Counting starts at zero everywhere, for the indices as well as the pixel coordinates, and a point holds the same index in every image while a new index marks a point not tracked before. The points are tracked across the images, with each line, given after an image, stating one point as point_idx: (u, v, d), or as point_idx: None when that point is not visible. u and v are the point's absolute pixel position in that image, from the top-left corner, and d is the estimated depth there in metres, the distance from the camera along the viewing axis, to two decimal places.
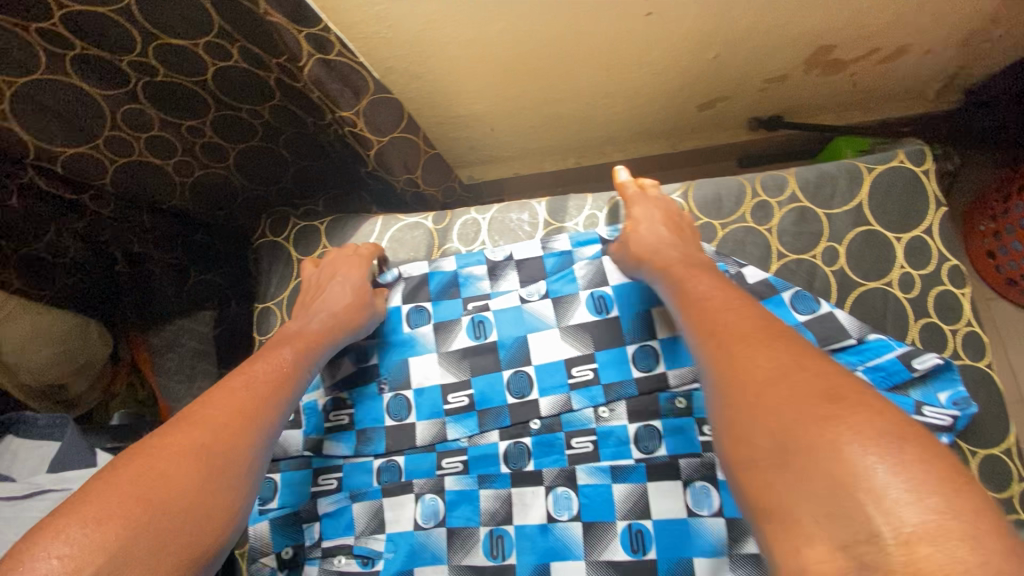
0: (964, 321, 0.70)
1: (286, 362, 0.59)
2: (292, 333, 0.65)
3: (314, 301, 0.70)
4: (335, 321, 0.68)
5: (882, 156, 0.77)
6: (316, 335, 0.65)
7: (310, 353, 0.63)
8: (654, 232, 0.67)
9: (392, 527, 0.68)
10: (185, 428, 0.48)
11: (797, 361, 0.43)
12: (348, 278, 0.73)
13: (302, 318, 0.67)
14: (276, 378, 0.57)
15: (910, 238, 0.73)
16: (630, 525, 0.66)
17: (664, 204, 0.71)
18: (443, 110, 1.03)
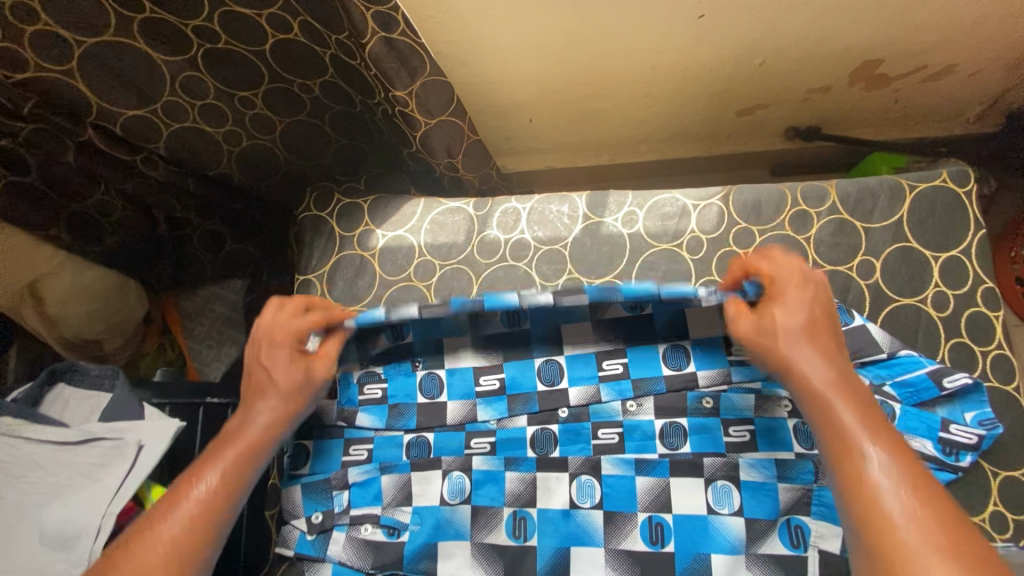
0: (995, 343, 0.70)
1: (216, 483, 0.51)
2: (231, 434, 0.55)
3: (258, 388, 0.58)
4: (280, 413, 0.57)
5: (926, 172, 0.77)
6: (260, 436, 0.55)
7: (249, 462, 0.53)
8: (805, 336, 0.52)
9: (419, 501, 0.70)
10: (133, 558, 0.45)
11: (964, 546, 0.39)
12: (278, 361, 0.58)
13: (244, 413, 0.56)
14: (208, 510, 0.49)
15: (947, 258, 0.73)
16: (650, 517, 0.68)
17: (815, 282, 0.55)
18: (486, 98, 1.04)
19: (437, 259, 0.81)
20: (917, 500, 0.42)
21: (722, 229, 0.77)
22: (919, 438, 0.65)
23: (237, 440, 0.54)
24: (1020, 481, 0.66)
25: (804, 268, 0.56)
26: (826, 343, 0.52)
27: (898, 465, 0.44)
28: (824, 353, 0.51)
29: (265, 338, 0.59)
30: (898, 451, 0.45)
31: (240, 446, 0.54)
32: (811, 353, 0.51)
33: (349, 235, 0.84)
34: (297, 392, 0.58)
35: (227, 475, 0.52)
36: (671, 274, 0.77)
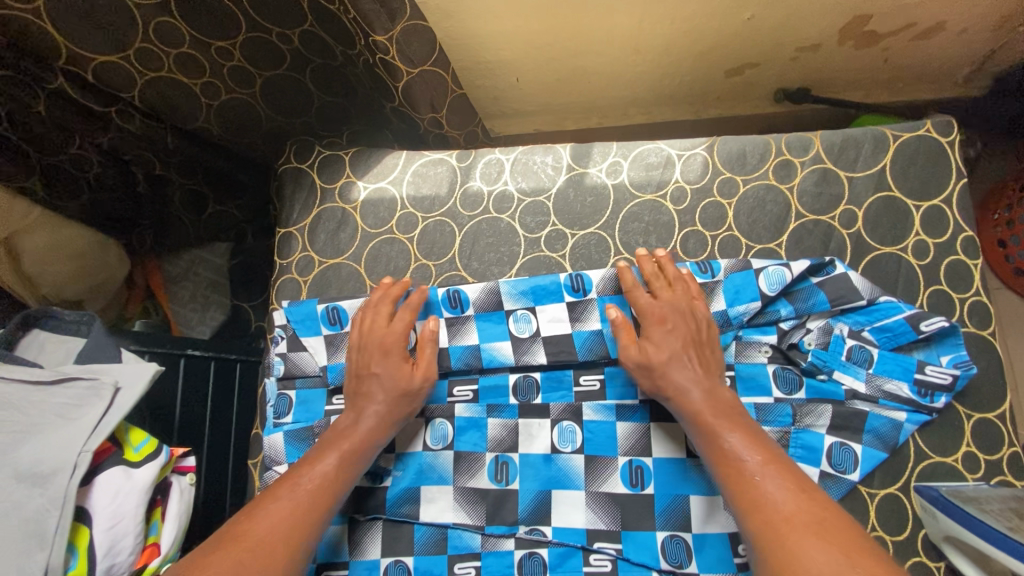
0: (973, 290, 0.71)
1: (328, 469, 0.60)
2: (343, 431, 0.64)
3: (367, 395, 0.66)
4: (386, 414, 0.65)
5: (910, 123, 0.77)
6: (364, 436, 0.64)
7: (355, 458, 0.62)
8: (677, 351, 0.64)
9: (402, 448, 0.71)
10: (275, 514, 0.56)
11: (805, 488, 0.54)
12: (389, 366, 0.67)
13: (354, 414, 0.65)
14: (320, 488, 0.59)
15: (929, 207, 0.73)
16: (630, 461, 0.69)
17: (682, 307, 0.66)
18: (471, 53, 1.02)
19: (420, 211, 0.80)
20: (782, 478, 0.54)
21: (706, 179, 0.77)
22: (894, 381, 0.67)
23: (344, 438, 0.63)
24: (993, 423, 0.66)
25: (682, 287, 0.68)
26: (691, 366, 0.63)
27: (759, 456, 0.56)
28: (693, 374, 0.63)
29: (372, 346, 0.68)
30: (757, 442, 0.58)
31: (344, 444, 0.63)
32: (685, 375, 0.63)
33: (330, 187, 0.82)
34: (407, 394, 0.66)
35: (337, 464, 0.61)
36: (655, 224, 0.76)
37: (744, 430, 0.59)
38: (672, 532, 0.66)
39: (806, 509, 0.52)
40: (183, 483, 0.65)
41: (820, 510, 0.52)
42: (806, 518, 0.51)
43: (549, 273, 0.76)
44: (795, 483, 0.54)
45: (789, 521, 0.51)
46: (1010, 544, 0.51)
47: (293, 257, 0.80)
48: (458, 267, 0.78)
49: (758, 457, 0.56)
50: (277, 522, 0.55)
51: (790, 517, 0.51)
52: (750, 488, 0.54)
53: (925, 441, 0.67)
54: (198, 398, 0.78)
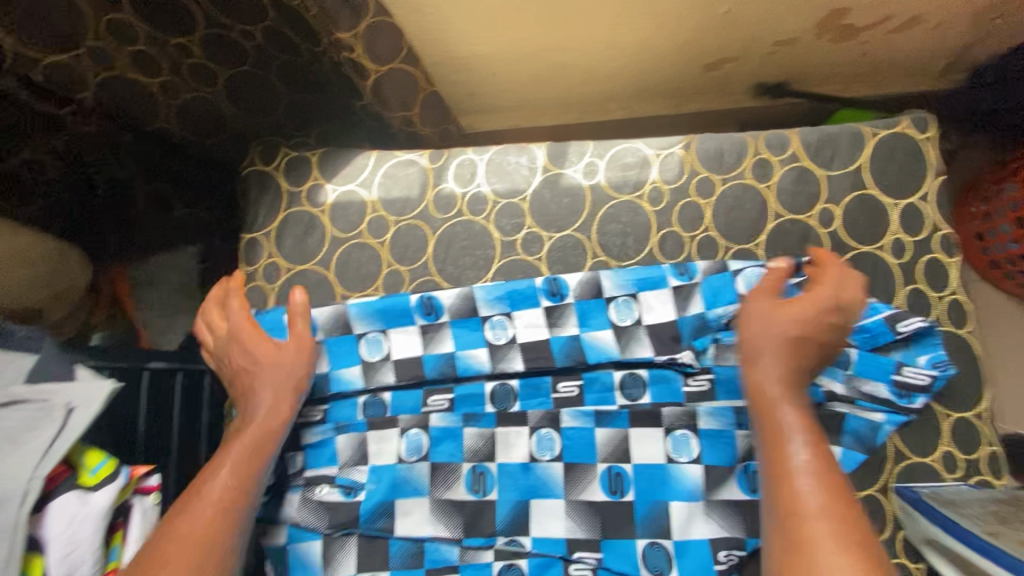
0: (950, 289, 0.71)
1: (227, 473, 0.57)
2: (236, 429, 0.62)
3: (251, 386, 0.64)
4: (277, 397, 0.64)
5: (887, 120, 0.76)
6: (263, 423, 0.62)
7: (257, 455, 0.60)
8: (772, 335, 0.58)
9: (375, 460, 0.69)
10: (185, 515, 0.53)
11: (849, 503, 0.47)
12: (252, 351, 0.66)
13: (244, 406, 0.64)
14: (234, 486, 0.56)
15: (906, 205, 0.73)
16: (610, 468, 0.68)
17: (819, 301, 0.60)
18: (443, 49, 0.98)
19: (391, 214, 0.77)
20: (829, 482, 0.48)
21: (684, 179, 0.75)
22: (873, 382, 0.67)
23: (242, 433, 0.61)
24: (970, 422, 0.67)
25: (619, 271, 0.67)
26: (781, 360, 0.57)
27: (820, 462, 0.50)
28: (778, 365, 0.57)
29: (242, 337, 0.67)
30: (824, 454, 0.51)
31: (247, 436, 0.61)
32: (771, 364, 0.57)
33: (297, 190, 0.79)
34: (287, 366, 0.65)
35: (236, 463, 0.58)
36: (632, 226, 0.75)
37: (813, 438, 0.52)
38: (652, 539, 0.65)
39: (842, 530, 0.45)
40: (146, 504, 0.61)
41: (864, 541, 0.45)
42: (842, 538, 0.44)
43: (526, 277, 0.74)
44: (845, 500, 0.47)
45: (820, 532, 0.45)
46: (978, 544, 0.53)
47: (259, 263, 0.77)
48: (432, 271, 0.76)
49: (816, 466, 0.50)
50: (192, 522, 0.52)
51: (823, 519, 0.46)
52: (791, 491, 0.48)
53: (904, 441, 0.67)
54: (164, 412, 0.75)
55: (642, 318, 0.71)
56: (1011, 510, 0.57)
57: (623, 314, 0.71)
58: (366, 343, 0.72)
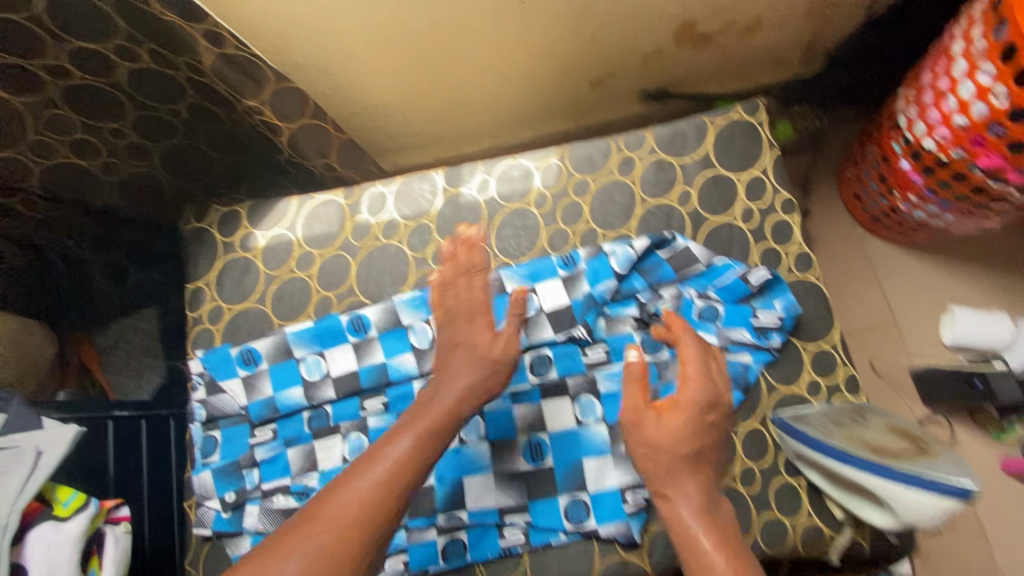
0: (795, 242, 0.83)
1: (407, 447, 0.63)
2: (425, 405, 0.68)
3: (450, 369, 0.71)
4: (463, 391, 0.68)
5: (726, 109, 0.89)
6: (448, 408, 0.67)
7: (436, 436, 0.65)
8: (677, 420, 0.68)
9: (323, 465, 0.77)
10: (359, 476, 0.59)
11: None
12: (472, 333, 0.72)
13: (439, 386, 0.69)
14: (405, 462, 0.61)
15: (749, 177, 0.86)
16: (530, 439, 0.77)
17: (704, 378, 0.71)
18: (352, 101, 1.09)
19: (315, 249, 0.87)
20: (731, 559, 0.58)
21: (562, 182, 0.88)
22: (736, 329, 0.78)
23: (425, 414, 0.66)
24: (828, 351, 0.78)
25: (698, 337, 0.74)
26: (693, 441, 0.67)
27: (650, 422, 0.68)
28: (685, 450, 0.66)
29: (460, 314, 0.74)
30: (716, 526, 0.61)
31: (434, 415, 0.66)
32: (681, 456, 0.66)
33: (230, 241, 0.89)
34: (489, 362, 0.71)
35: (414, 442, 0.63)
36: (524, 228, 0.87)
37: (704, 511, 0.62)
38: (572, 494, 0.75)
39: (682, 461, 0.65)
40: (117, 531, 0.70)
41: None
42: None
43: (438, 285, 0.84)
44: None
45: None
46: (831, 450, 0.66)
47: (203, 309, 0.86)
48: (356, 293, 0.84)
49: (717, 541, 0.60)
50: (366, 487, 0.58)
51: None
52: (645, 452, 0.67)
53: (773, 376, 0.78)
54: (132, 454, 0.84)
55: (541, 306, 0.82)
56: (848, 416, 0.71)
57: (525, 302, 0.82)
58: (305, 365, 0.80)
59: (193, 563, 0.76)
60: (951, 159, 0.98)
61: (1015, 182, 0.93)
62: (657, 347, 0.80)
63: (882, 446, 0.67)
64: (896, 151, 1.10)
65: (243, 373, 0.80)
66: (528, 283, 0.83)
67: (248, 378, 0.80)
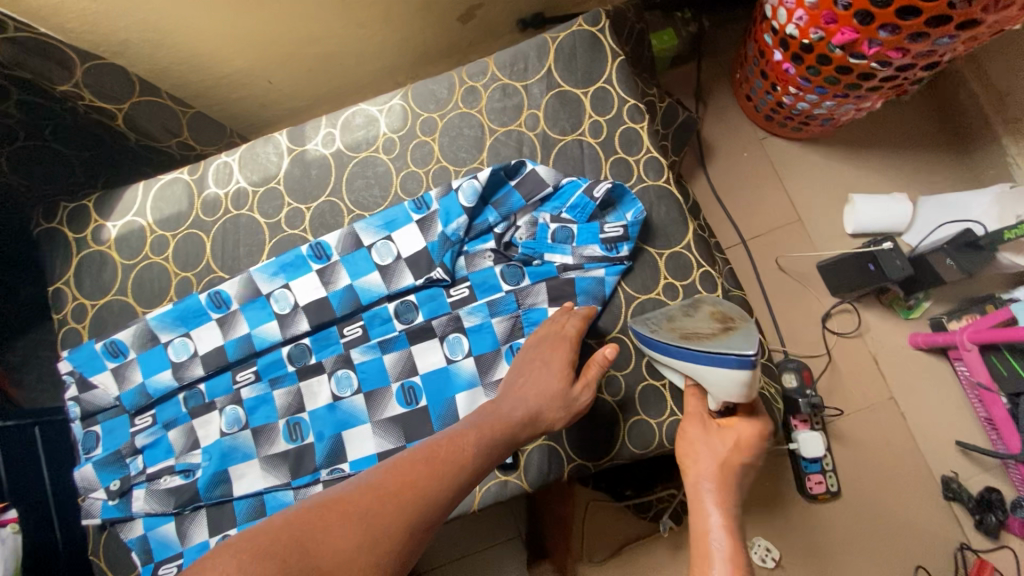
0: (645, 149, 0.81)
1: (467, 448, 0.58)
2: (496, 417, 0.63)
3: (521, 388, 0.67)
4: (539, 407, 0.65)
5: (567, 23, 0.86)
6: (512, 423, 0.62)
7: (492, 442, 0.60)
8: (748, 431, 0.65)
9: (205, 441, 0.78)
10: (424, 460, 0.55)
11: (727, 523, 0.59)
12: (548, 358, 0.69)
13: (512, 402, 0.65)
14: (456, 465, 0.56)
15: (595, 90, 0.83)
16: (403, 384, 0.78)
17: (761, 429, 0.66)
18: (203, 72, 1.03)
19: (169, 231, 0.85)
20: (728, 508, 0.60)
21: (408, 124, 0.85)
22: (588, 246, 0.78)
23: (492, 420, 0.62)
24: (682, 253, 0.79)
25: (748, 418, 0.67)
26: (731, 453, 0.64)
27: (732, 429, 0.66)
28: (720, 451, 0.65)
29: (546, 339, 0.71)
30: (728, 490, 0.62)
31: (494, 426, 0.61)
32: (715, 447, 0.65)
33: (82, 236, 0.86)
34: (565, 398, 0.67)
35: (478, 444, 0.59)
36: (375, 177, 0.84)
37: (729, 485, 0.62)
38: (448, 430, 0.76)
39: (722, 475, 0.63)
40: (2, 532, 0.72)
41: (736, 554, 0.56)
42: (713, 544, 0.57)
43: (294, 248, 0.82)
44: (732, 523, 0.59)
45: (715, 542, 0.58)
46: (649, 341, 0.69)
47: (66, 308, 0.85)
48: (215, 269, 0.83)
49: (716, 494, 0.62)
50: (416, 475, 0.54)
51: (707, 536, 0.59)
52: (696, 431, 0.67)
53: (631, 286, 0.78)
54: (27, 462, 0.84)
55: (399, 253, 0.81)
56: (679, 309, 0.72)
57: (384, 251, 0.81)
58: (172, 348, 0.80)
59: (95, 550, 0.78)
60: (813, 43, 0.93)
61: (872, 56, 0.88)
62: (517, 276, 0.79)
63: (694, 331, 0.67)
64: (769, 45, 1.05)
65: (112, 365, 0.80)
66: (383, 232, 0.81)
67: (118, 369, 0.80)
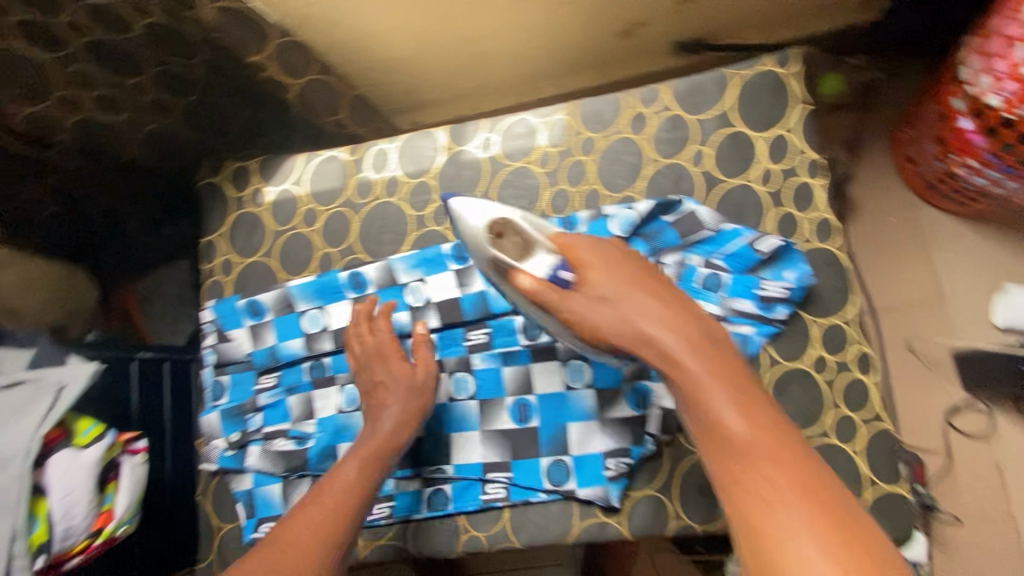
0: (818, 208, 0.76)
1: (348, 476, 0.66)
2: (364, 439, 0.70)
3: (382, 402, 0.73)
4: (404, 416, 0.72)
5: (752, 61, 0.81)
6: (381, 443, 0.70)
7: (372, 466, 0.68)
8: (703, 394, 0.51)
9: (320, 413, 0.81)
10: (315, 503, 0.63)
11: (794, 494, 0.44)
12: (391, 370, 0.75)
13: (373, 422, 0.72)
14: (343, 497, 0.64)
15: (772, 136, 0.78)
16: (517, 400, 0.77)
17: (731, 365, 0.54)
18: (366, 54, 1.04)
19: (320, 205, 0.88)
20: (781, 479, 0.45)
21: (568, 140, 0.83)
22: (740, 299, 0.74)
23: (365, 446, 0.70)
24: (840, 327, 0.73)
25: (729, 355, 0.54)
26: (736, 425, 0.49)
27: (668, 322, 0.57)
28: (727, 420, 0.49)
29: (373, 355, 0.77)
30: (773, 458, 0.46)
31: (374, 451, 0.69)
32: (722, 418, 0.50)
33: (242, 196, 0.91)
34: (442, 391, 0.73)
35: (358, 471, 0.67)
36: (524, 188, 0.84)
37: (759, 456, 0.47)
38: (555, 456, 0.75)
39: (770, 437, 0.48)
40: (133, 462, 0.75)
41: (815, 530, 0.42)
42: (793, 532, 0.42)
43: (435, 245, 0.83)
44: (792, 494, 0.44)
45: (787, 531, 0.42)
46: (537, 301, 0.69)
47: (216, 261, 0.90)
48: (357, 251, 0.86)
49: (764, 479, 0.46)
50: (312, 518, 0.61)
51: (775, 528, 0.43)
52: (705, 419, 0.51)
53: (777, 350, 0.74)
54: (154, 395, 0.90)
55: None
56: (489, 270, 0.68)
57: None
58: (307, 319, 0.83)
59: (204, 492, 0.83)
60: (1017, 120, 0.73)
61: None
62: None
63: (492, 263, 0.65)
64: (956, 109, 0.87)
65: (249, 324, 0.84)
66: None
67: (254, 328, 0.84)
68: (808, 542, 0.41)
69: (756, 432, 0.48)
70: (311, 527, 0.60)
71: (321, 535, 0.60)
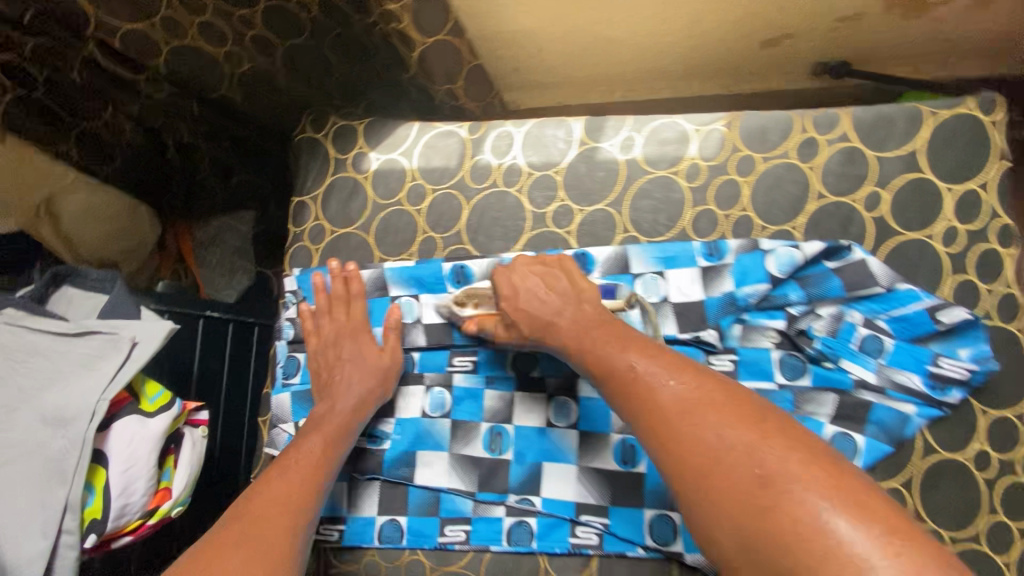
0: (1005, 281, 0.65)
1: (315, 449, 0.62)
2: (318, 420, 0.66)
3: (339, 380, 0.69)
4: (365, 396, 0.68)
5: (951, 100, 0.70)
6: (345, 419, 0.66)
7: (340, 441, 0.65)
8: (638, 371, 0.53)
9: (402, 413, 0.74)
10: (276, 478, 0.59)
11: (752, 441, 0.44)
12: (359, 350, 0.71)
13: (329, 401, 0.67)
14: (311, 472, 0.61)
15: (963, 191, 0.67)
16: (624, 439, 0.68)
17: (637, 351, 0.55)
18: (491, 22, 0.91)
19: (429, 183, 0.79)
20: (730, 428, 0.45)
21: (722, 157, 0.73)
22: (906, 372, 0.65)
23: (325, 423, 0.65)
24: (1014, 423, 0.62)
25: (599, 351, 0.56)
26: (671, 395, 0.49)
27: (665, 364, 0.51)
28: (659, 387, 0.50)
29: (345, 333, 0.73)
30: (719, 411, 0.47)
31: (325, 429, 0.65)
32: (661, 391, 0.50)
33: (343, 158, 0.82)
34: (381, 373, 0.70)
35: (324, 447, 0.63)
36: (666, 202, 0.74)
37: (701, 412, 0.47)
38: (660, 510, 0.65)
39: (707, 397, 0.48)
40: (195, 435, 0.68)
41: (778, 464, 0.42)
42: (762, 477, 0.41)
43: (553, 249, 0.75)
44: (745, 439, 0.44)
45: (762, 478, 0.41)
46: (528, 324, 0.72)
47: (305, 225, 0.82)
48: (463, 240, 0.77)
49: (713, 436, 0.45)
50: (275, 497, 0.57)
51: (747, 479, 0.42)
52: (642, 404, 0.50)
53: (935, 436, 0.64)
54: (215, 359, 0.84)
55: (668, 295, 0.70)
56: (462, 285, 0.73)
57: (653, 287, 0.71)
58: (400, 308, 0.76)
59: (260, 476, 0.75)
60: None
61: None
62: (798, 372, 0.67)
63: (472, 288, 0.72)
64: None
65: None
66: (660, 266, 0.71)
67: None
68: (795, 477, 0.41)
69: (690, 398, 0.48)
70: (279, 504, 0.57)
71: (287, 512, 0.57)
